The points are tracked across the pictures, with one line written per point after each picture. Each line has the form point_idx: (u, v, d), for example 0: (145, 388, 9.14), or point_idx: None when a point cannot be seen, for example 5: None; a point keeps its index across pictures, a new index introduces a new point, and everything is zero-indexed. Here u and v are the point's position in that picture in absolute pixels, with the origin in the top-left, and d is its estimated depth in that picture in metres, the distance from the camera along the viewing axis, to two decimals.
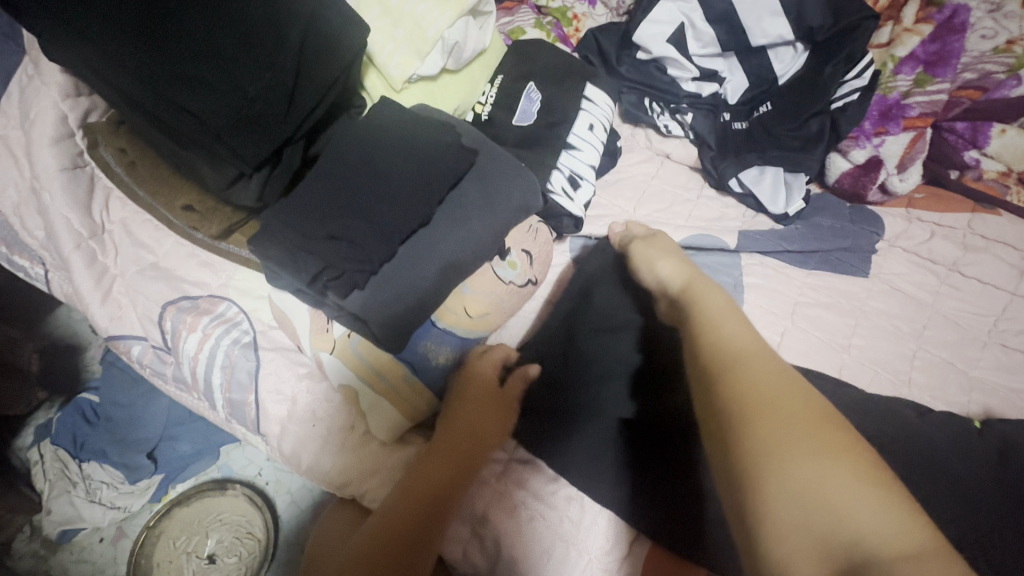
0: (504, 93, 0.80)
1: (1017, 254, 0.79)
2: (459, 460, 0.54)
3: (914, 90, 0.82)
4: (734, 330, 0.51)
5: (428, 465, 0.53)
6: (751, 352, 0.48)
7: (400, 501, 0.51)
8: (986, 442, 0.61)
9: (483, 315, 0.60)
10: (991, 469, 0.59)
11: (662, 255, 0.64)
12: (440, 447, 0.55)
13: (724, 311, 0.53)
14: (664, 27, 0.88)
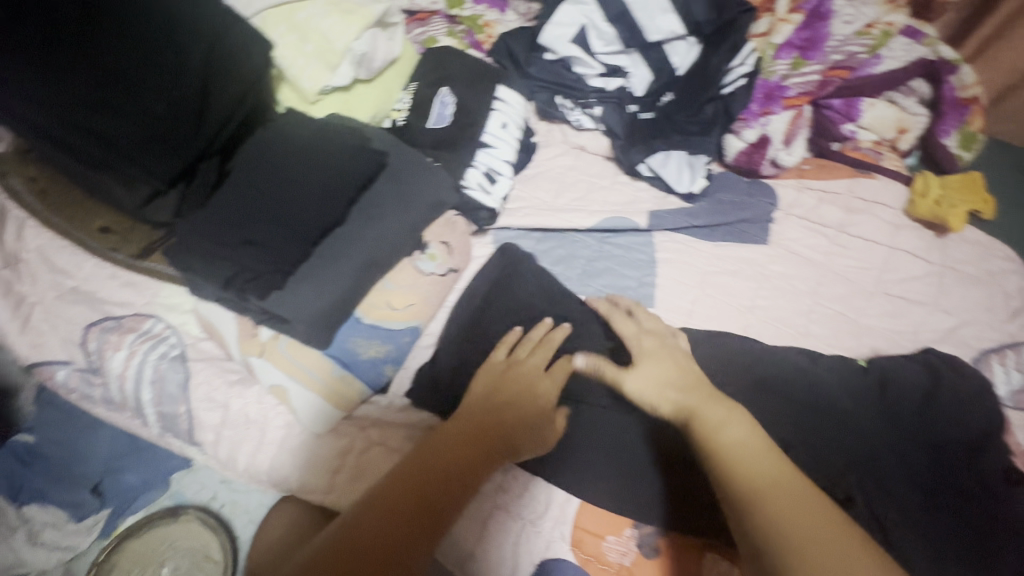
0: (418, 99, 0.84)
1: (891, 212, 0.89)
2: (482, 455, 0.53)
3: (791, 73, 0.91)
4: (765, 466, 0.47)
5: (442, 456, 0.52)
6: (796, 498, 0.45)
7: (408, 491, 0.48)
8: (868, 376, 0.68)
9: (407, 305, 0.63)
10: (877, 401, 0.66)
11: (657, 366, 0.58)
12: (462, 438, 0.53)
13: (750, 444, 0.49)
14: (567, 29, 0.95)
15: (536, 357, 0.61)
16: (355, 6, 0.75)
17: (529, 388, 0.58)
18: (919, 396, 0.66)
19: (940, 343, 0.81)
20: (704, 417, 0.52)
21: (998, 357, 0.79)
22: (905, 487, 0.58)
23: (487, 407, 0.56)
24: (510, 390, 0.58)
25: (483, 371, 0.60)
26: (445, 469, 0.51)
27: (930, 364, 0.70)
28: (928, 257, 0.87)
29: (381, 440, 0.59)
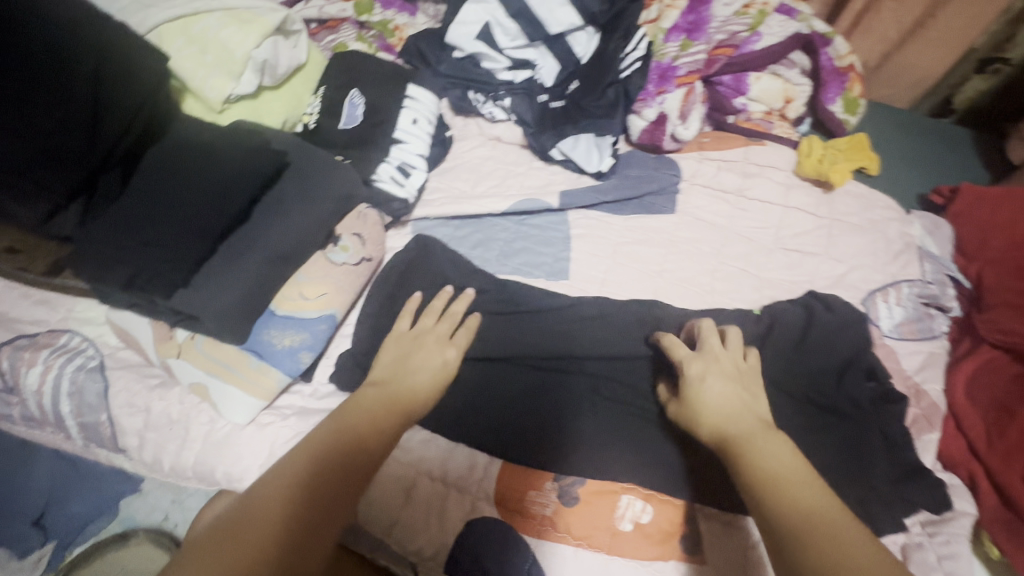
0: (327, 101, 0.86)
1: (782, 174, 0.97)
2: (398, 415, 0.56)
3: (680, 54, 0.98)
4: (807, 492, 0.49)
5: (362, 417, 0.54)
6: (840, 529, 0.46)
7: (337, 450, 0.50)
8: (757, 322, 0.75)
9: (320, 295, 0.65)
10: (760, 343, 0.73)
11: (717, 385, 0.59)
12: (380, 401, 0.56)
13: (791, 470, 0.51)
14: (472, 27, 0.99)
15: (438, 326, 0.67)
16: (254, 16, 0.78)
17: (436, 353, 0.63)
18: (800, 336, 0.73)
19: (833, 288, 0.88)
20: (753, 446, 0.53)
21: (882, 296, 0.87)
22: (782, 413, 0.67)
23: (400, 373, 0.60)
24: (417, 355, 0.63)
25: (391, 340, 0.65)
26: (367, 429, 0.53)
27: (811, 303, 0.77)
28: (818, 212, 0.95)
29: (304, 424, 0.61)
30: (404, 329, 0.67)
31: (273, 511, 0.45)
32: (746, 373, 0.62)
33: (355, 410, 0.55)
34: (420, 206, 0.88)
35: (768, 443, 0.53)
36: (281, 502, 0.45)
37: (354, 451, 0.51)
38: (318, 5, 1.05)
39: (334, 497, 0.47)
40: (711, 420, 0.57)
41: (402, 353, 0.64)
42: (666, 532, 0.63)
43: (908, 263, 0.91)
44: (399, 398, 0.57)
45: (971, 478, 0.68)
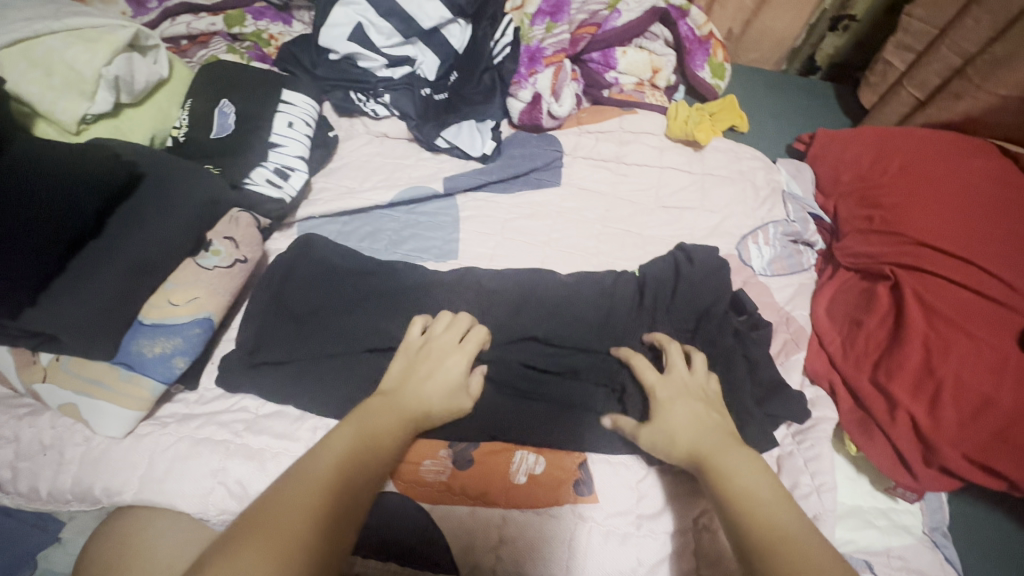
0: (195, 114, 0.86)
1: (655, 138, 1.04)
2: (405, 428, 0.57)
3: (546, 36, 1.02)
4: (782, 514, 0.49)
5: (382, 428, 0.55)
6: (808, 545, 0.46)
7: (354, 456, 0.51)
8: (629, 279, 0.80)
9: (190, 300, 0.65)
10: (632, 300, 0.77)
11: (678, 410, 0.60)
12: (386, 413, 0.57)
13: (762, 490, 0.51)
14: (342, 29, 1.00)
15: (450, 333, 0.66)
16: (101, 34, 0.77)
17: (455, 371, 0.62)
18: (673, 284, 0.78)
19: (710, 237, 0.94)
20: (723, 465, 0.54)
21: (752, 239, 0.93)
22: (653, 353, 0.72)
23: (411, 381, 0.61)
24: (429, 367, 0.62)
25: (398, 358, 0.64)
26: (378, 442, 0.54)
27: (681, 254, 0.83)
28: (690, 169, 1.01)
29: (185, 430, 0.62)
30: (417, 337, 0.66)
31: (308, 507, 0.44)
32: (708, 392, 0.64)
33: (371, 418, 0.55)
34: (304, 206, 0.89)
35: (735, 457, 0.55)
36: (316, 498, 0.45)
37: (371, 460, 0.52)
38: (186, 21, 1.04)
39: (357, 495, 0.48)
40: (682, 435, 0.58)
41: (428, 364, 0.62)
42: (562, 479, 0.66)
43: (773, 207, 0.98)
44: (408, 409, 0.58)
45: (831, 387, 0.73)
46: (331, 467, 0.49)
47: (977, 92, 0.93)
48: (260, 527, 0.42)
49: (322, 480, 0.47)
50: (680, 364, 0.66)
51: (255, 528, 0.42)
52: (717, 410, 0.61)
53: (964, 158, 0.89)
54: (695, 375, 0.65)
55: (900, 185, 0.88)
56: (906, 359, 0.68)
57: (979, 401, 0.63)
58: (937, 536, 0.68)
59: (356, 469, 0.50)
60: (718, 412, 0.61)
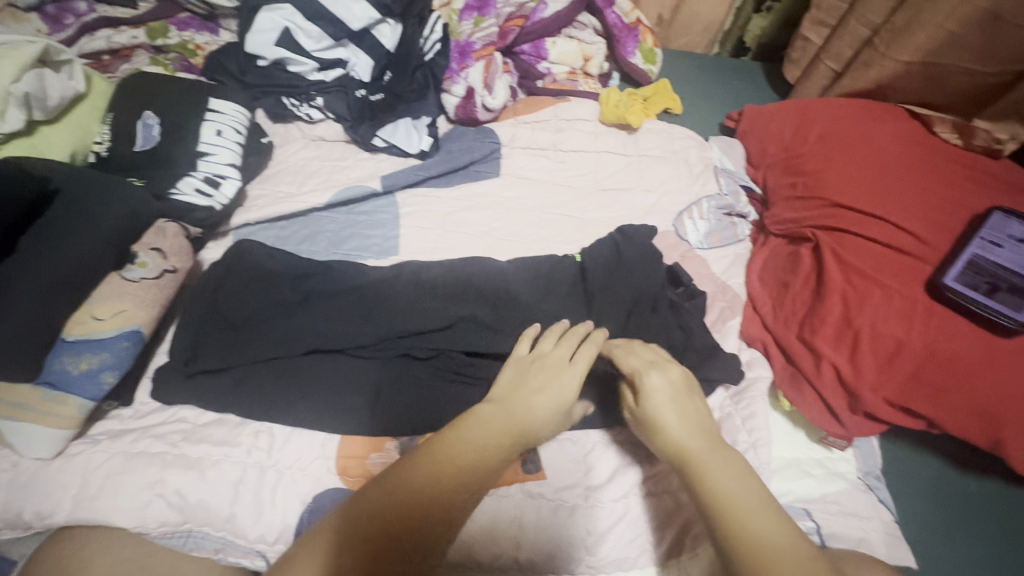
0: (117, 127, 0.84)
1: (590, 125, 1.06)
2: (506, 446, 0.55)
3: (474, 30, 1.06)
4: (769, 526, 0.49)
5: (486, 443, 0.55)
6: (791, 560, 0.46)
7: (445, 479, 0.52)
8: (568, 262, 0.81)
9: (115, 314, 0.63)
10: (574, 280, 0.79)
11: (668, 402, 0.59)
12: (501, 424, 0.56)
13: (749, 499, 0.51)
14: (269, 34, 0.99)
15: (562, 348, 0.64)
16: (7, 51, 0.74)
17: (558, 387, 0.60)
18: (614, 265, 0.79)
19: (648, 216, 0.96)
20: (709, 471, 0.53)
21: (688, 215, 0.96)
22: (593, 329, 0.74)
23: (518, 394, 0.59)
24: (534, 384, 0.60)
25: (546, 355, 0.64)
26: (471, 460, 0.54)
27: (623, 236, 0.83)
28: (625, 151, 1.04)
29: (119, 445, 0.61)
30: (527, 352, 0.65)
31: (380, 533, 0.48)
32: (690, 382, 0.62)
33: (480, 435, 0.55)
34: (239, 213, 0.88)
35: (721, 466, 0.54)
36: (394, 520, 0.49)
37: (459, 483, 0.52)
38: (106, 35, 1.01)
39: (432, 521, 0.50)
40: (672, 434, 0.57)
41: (530, 380, 0.61)
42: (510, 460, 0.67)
43: (706, 182, 1.01)
44: (512, 427, 0.56)
45: (765, 348, 0.76)
46: (419, 485, 0.51)
47: (882, 60, 0.98)
48: (335, 543, 0.48)
49: (406, 497, 0.51)
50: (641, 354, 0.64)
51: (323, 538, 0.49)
52: (697, 405, 0.60)
53: (875, 122, 0.94)
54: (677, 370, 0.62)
55: (819, 152, 0.93)
56: (827, 313, 0.71)
57: (893, 345, 0.67)
58: (872, 479, 0.71)
59: (444, 492, 0.51)
60: (700, 411, 0.59)
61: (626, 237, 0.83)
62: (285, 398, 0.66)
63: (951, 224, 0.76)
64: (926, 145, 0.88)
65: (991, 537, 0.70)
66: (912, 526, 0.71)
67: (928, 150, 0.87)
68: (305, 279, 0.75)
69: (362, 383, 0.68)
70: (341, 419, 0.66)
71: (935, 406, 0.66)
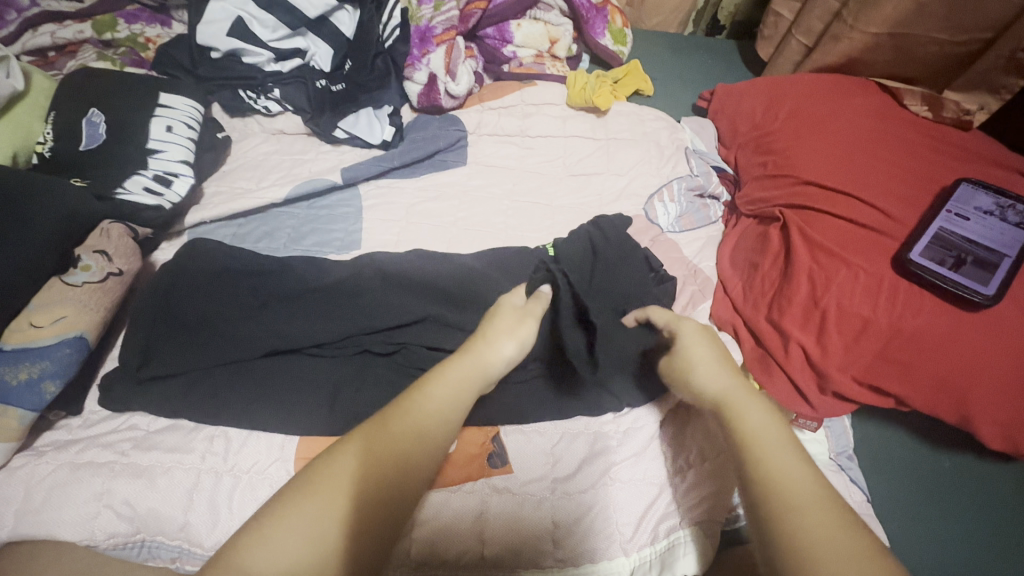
0: (59, 126, 0.80)
1: (557, 109, 1.04)
2: (468, 397, 0.54)
3: (434, 15, 1.02)
4: (784, 451, 0.49)
5: (453, 387, 0.53)
6: (800, 482, 0.47)
7: (413, 432, 0.50)
8: (537, 257, 0.80)
9: (58, 320, 0.61)
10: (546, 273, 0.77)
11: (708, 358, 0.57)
12: (462, 372, 0.54)
13: (770, 427, 0.51)
14: (221, 24, 0.96)
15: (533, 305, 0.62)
16: None
17: (501, 343, 0.57)
18: (588, 258, 0.77)
19: (617, 201, 0.94)
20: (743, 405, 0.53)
21: (658, 198, 0.93)
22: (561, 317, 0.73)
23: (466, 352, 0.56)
24: (474, 345, 0.56)
25: (504, 306, 0.61)
26: (440, 407, 0.52)
27: (597, 228, 0.80)
28: (594, 136, 1.01)
29: (64, 456, 0.59)
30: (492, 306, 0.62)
31: (365, 489, 0.46)
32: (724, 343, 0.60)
33: (453, 384, 0.53)
34: (194, 212, 0.85)
35: (758, 410, 0.53)
36: (370, 476, 0.47)
37: (424, 437, 0.50)
38: (50, 30, 0.96)
39: (409, 480, 0.48)
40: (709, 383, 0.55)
41: (481, 333, 0.57)
42: (472, 454, 0.65)
43: (677, 164, 0.99)
44: (472, 377, 0.54)
45: (734, 330, 0.75)
46: (395, 434, 0.49)
47: (851, 32, 0.96)
48: (316, 487, 0.46)
49: (377, 454, 0.48)
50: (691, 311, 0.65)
51: (297, 499, 0.45)
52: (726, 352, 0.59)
53: (845, 97, 0.92)
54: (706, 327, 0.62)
55: (789, 130, 0.91)
56: (795, 292, 0.70)
57: (860, 323, 0.66)
58: (843, 459, 0.70)
59: (414, 449, 0.49)
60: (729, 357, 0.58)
61: (601, 228, 0.81)
62: (243, 400, 0.64)
63: (919, 198, 0.74)
64: (896, 119, 0.87)
65: (965, 513, 0.69)
66: (886, 504, 0.71)
67: (897, 124, 0.86)
68: (264, 277, 0.73)
69: (321, 384, 0.66)
70: (300, 419, 0.64)
71: (901, 384, 0.65)
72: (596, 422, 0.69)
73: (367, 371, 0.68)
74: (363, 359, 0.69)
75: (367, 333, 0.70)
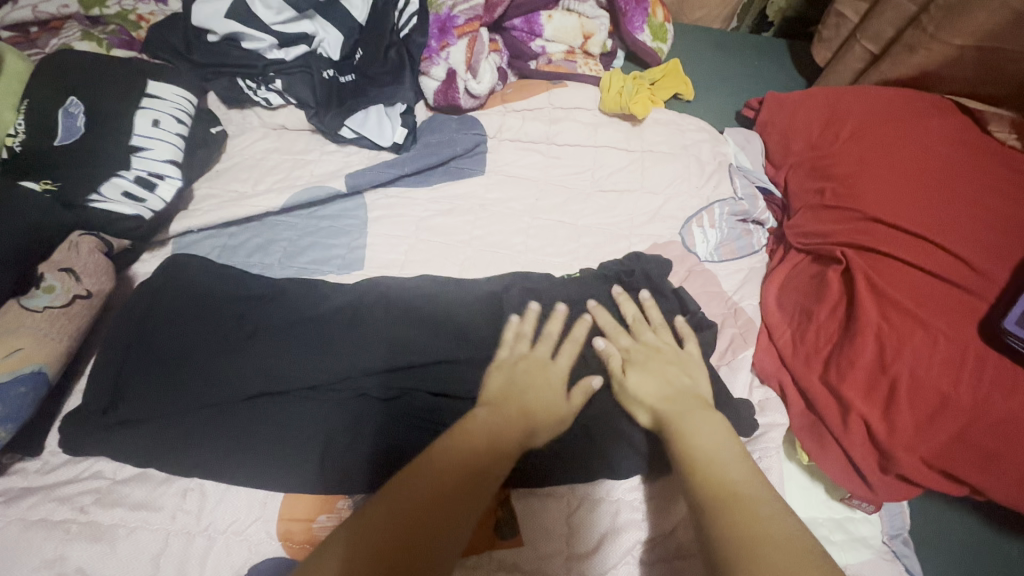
0: (31, 116, 0.71)
1: (588, 114, 0.93)
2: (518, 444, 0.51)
3: (456, 2, 0.93)
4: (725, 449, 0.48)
5: (497, 430, 0.51)
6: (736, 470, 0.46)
7: (460, 468, 0.46)
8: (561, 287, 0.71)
9: (10, 352, 0.53)
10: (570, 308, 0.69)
11: (651, 375, 0.59)
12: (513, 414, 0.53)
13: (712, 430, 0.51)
14: (219, 3, 0.86)
15: (542, 346, 0.62)
16: None
17: (562, 392, 0.58)
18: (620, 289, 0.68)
19: (651, 223, 0.84)
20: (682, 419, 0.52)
21: (697, 222, 0.83)
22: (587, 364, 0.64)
23: (516, 393, 0.56)
24: (543, 388, 0.57)
25: (527, 358, 0.60)
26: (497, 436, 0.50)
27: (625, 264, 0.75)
28: (628, 147, 0.91)
29: (15, 511, 0.52)
30: (507, 354, 0.61)
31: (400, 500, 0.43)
32: (677, 357, 0.62)
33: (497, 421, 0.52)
34: (181, 219, 0.76)
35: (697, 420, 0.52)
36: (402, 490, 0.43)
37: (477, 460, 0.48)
38: (31, 3, 0.87)
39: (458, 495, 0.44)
40: (650, 401, 0.56)
41: (519, 387, 0.57)
42: (478, 521, 0.58)
43: (719, 183, 0.89)
44: (517, 420, 0.53)
45: (781, 388, 0.66)
46: (444, 469, 0.46)
47: (930, 42, 0.84)
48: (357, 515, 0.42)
49: (417, 500, 0.43)
50: (654, 337, 0.64)
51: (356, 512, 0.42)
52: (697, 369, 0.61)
53: (920, 117, 0.81)
54: (662, 351, 0.62)
55: (852, 153, 0.80)
56: (858, 355, 0.61)
57: (937, 400, 0.57)
58: (898, 545, 0.61)
59: (471, 472, 0.46)
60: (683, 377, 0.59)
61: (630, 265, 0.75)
62: (221, 450, 0.56)
63: (1010, 250, 0.64)
64: (979, 148, 0.76)
65: None
66: None
67: (981, 154, 0.75)
68: (255, 302, 0.65)
69: (310, 431, 0.57)
70: (286, 475, 0.56)
71: (983, 472, 0.55)
72: (618, 487, 0.61)
73: (363, 417, 0.59)
74: (357, 404, 0.59)
75: (364, 373, 0.61)
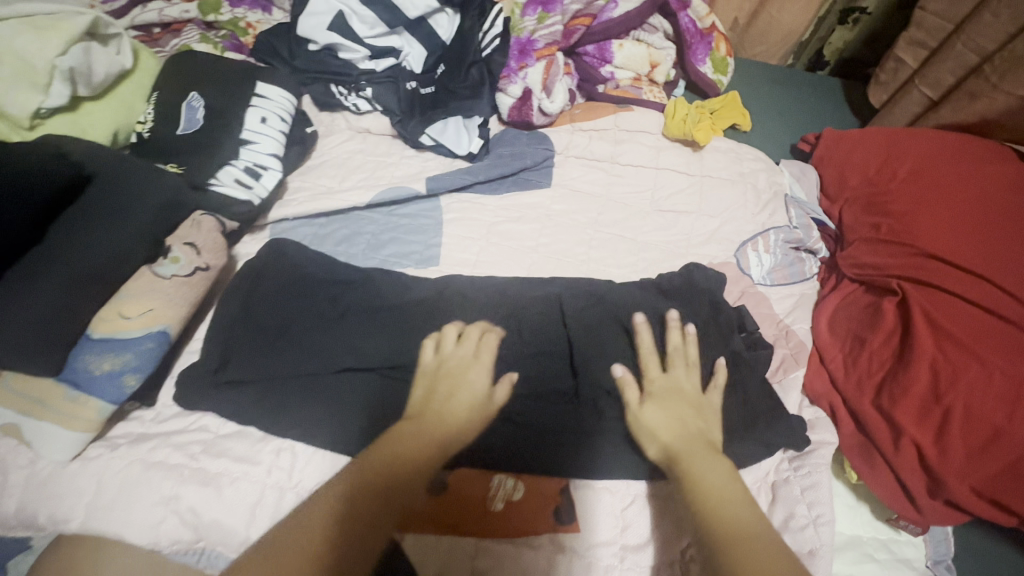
0: (161, 108, 0.80)
1: (652, 137, 0.99)
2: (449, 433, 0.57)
3: (537, 27, 1.00)
4: (730, 501, 0.52)
5: (443, 425, 0.57)
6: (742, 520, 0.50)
7: (393, 462, 0.53)
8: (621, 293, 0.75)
9: (144, 312, 0.60)
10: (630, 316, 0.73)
11: (669, 413, 0.60)
12: (428, 418, 0.57)
13: (719, 478, 0.54)
14: (323, 17, 0.95)
15: (464, 349, 0.65)
16: (53, 21, 0.71)
17: (484, 394, 0.62)
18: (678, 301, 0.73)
19: (707, 244, 0.88)
20: (691, 461, 0.55)
21: (752, 246, 0.87)
22: None
23: (432, 402, 0.59)
24: (459, 394, 0.60)
25: (451, 359, 0.64)
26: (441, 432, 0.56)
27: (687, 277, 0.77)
28: (688, 171, 0.95)
29: (136, 453, 0.59)
30: (431, 359, 0.64)
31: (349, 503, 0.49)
32: (695, 402, 0.62)
33: (437, 419, 0.58)
34: (277, 207, 0.84)
35: (707, 463, 0.55)
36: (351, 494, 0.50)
37: (415, 458, 0.54)
38: (158, 7, 0.98)
39: (396, 493, 0.51)
40: (664, 437, 0.58)
41: (452, 381, 0.62)
42: (540, 504, 0.61)
43: (775, 212, 0.92)
44: (443, 425, 0.57)
45: (831, 408, 0.69)
46: (381, 466, 0.52)
47: (993, 92, 0.88)
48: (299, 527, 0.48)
49: (371, 492, 0.50)
50: (681, 373, 0.64)
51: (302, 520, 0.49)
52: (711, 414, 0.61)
53: (980, 162, 0.84)
54: (666, 396, 0.62)
55: (910, 191, 0.83)
56: (912, 383, 0.64)
57: (989, 433, 0.59)
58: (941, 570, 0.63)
59: (408, 468, 0.53)
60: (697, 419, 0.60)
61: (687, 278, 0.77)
62: (307, 420, 0.61)
63: None
64: None
65: None
66: None
67: None
68: (342, 286, 0.71)
69: (388, 407, 0.62)
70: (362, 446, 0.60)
71: None
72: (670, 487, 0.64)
73: None
74: None
75: None
